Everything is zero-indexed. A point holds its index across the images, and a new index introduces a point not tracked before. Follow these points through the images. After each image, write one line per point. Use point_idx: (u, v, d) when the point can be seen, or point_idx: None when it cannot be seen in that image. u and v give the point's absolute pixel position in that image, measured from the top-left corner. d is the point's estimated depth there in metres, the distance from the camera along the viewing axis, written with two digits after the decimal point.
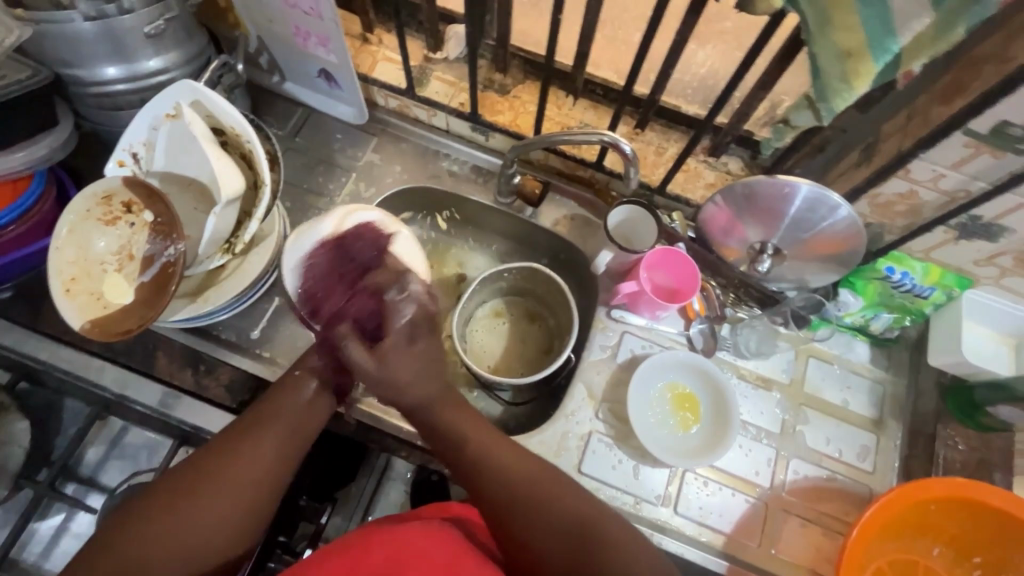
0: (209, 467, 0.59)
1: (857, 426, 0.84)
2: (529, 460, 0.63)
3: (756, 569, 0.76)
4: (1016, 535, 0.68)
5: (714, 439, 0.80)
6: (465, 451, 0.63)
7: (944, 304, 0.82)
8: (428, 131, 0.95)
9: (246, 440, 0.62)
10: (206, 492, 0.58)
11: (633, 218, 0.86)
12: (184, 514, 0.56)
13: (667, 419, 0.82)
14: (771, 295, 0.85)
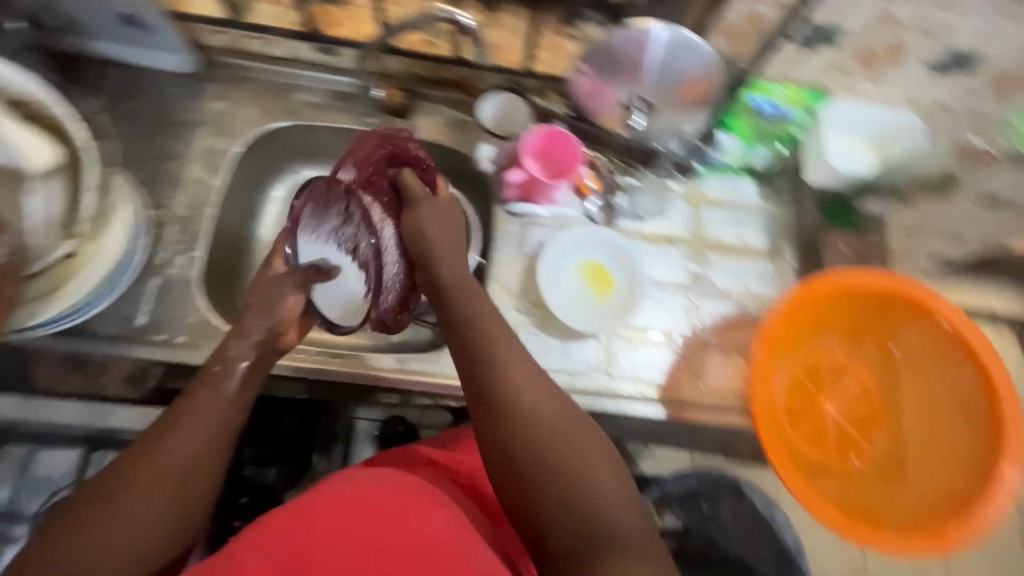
0: (121, 476, 0.48)
1: (755, 257, 0.90)
2: (517, 351, 0.54)
3: (692, 404, 0.82)
4: (898, 309, 0.75)
5: (626, 307, 0.84)
6: (458, 340, 0.55)
7: (810, 125, 0.85)
8: (271, 64, 0.87)
9: (162, 438, 0.51)
10: (121, 506, 0.47)
11: (506, 105, 0.84)
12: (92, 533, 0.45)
13: (584, 294, 0.84)
14: (657, 154, 0.87)
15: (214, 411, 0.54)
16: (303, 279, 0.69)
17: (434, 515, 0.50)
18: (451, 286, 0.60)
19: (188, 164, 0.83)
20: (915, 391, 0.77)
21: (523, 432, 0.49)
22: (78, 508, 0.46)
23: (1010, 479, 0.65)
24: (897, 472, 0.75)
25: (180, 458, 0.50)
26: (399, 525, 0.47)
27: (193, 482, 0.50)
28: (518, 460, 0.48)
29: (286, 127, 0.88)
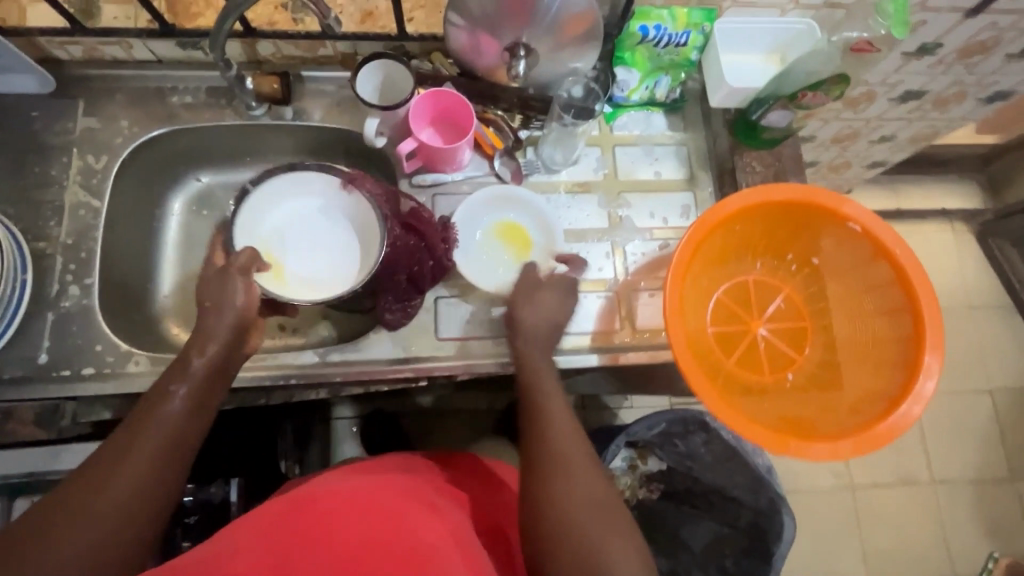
0: (104, 468, 0.54)
1: (673, 190, 0.89)
2: (577, 433, 0.65)
3: (625, 348, 0.82)
4: (810, 218, 0.73)
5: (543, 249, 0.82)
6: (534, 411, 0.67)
7: (705, 43, 0.83)
8: (137, 69, 0.82)
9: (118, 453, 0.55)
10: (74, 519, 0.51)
11: (387, 75, 0.79)
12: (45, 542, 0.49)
13: (501, 255, 0.82)
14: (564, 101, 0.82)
15: (167, 427, 0.58)
16: (248, 265, 0.71)
17: (428, 519, 0.60)
18: (539, 372, 0.71)
19: (65, 189, 0.78)
20: (843, 304, 0.77)
21: (564, 500, 0.60)
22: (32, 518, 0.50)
23: (930, 366, 0.65)
24: (835, 379, 0.75)
25: (132, 470, 0.54)
26: (394, 519, 0.58)
27: (147, 494, 0.54)
28: (551, 525, 0.59)
29: (165, 133, 0.83)
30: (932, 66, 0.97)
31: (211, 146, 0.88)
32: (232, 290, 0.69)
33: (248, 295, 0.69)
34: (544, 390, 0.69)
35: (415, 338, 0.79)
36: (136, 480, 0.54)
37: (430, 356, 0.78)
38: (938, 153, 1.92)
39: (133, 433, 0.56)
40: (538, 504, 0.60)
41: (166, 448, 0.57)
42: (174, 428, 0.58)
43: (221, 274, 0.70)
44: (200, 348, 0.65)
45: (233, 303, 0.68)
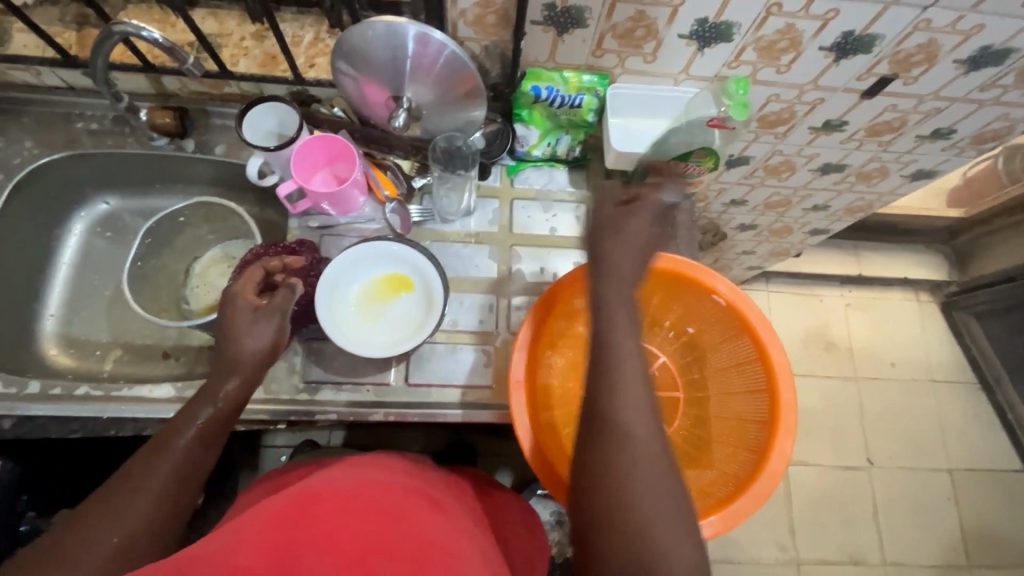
0: (121, 485, 0.52)
1: (568, 247, 0.88)
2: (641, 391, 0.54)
3: (498, 406, 0.79)
4: (680, 289, 0.72)
5: (421, 321, 0.76)
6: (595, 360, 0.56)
7: (601, 107, 0.83)
8: (47, 95, 0.84)
9: (117, 496, 0.51)
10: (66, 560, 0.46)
11: (278, 116, 0.81)
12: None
13: (388, 292, 0.77)
14: (460, 150, 0.84)
15: (171, 466, 0.55)
16: (284, 305, 0.69)
17: (437, 519, 0.57)
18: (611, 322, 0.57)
19: None
20: (717, 379, 0.75)
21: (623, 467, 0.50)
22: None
23: (780, 451, 0.63)
24: (701, 458, 0.73)
25: (136, 517, 0.50)
26: (399, 526, 0.53)
27: (158, 526, 0.52)
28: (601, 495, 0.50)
29: (62, 158, 0.84)
30: (844, 141, 0.97)
31: (116, 171, 0.89)
32: (256, 326, 0.67)
33: (275, 336, 0.68)
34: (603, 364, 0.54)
35: (279, 378, 0.77)
36: (139, 530, 0.50)
37: (294, 400, 0.77)
38: (906, 222, 1.83)
39: (131, 483, 0.52)
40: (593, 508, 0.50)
41: (170, 490, 0.54)
42: (178, 467, 0.56)
43: (261, 314, 0.68)
44: (224, 380, 0.64)
45: (256, 343, 0.66)
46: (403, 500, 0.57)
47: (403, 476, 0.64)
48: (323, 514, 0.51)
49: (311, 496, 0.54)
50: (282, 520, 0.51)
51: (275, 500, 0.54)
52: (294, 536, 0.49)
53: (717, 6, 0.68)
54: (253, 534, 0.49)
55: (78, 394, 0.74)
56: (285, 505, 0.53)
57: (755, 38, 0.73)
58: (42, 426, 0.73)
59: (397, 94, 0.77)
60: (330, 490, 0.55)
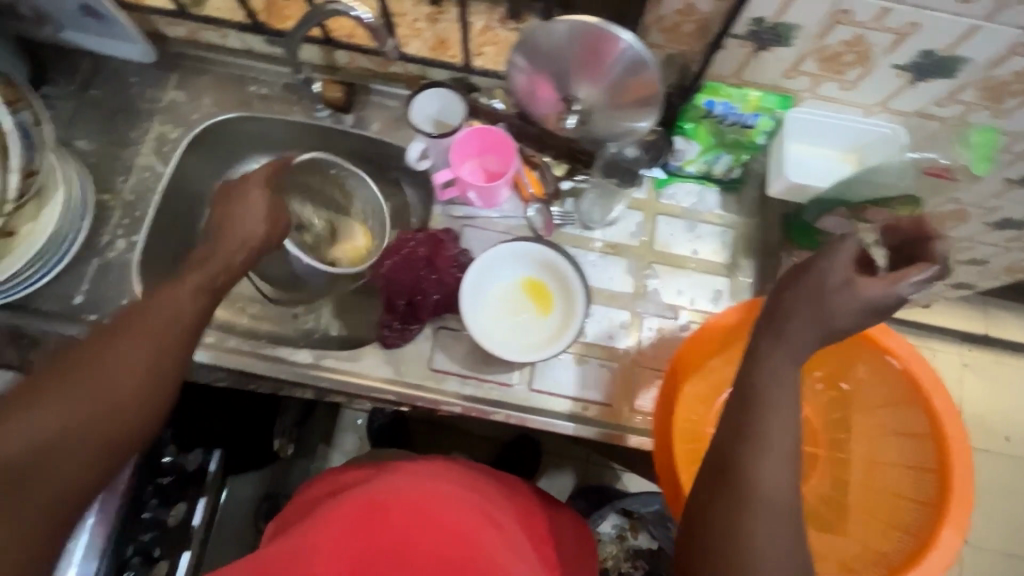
0: (118, 329, 0.56)
1: (709, 272, 0.84)
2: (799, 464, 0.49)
3: (617, 426, 0.77)
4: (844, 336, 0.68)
5: (552, 341, 0.74)
6: (749, 418, 0.50)
7: (775, 129, 0.78)
8: (228, 56, 0.89)
9: (114, 342, 0.55)
10: (64, 393, 0.52)
11: (441, 104, 0.81)
12: (42, 410, 0.50)
13: (532, 300, 0.77)
14: (623, 161, 0.82)
15: (168, 316, 0.59)
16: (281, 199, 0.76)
17: (493, 538, 0.60)
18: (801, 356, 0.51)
19: (140, 153, 0.85)
20: (866, 442, 0.69)
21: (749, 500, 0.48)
22: (27, 390, 0.52)
23: (944, 542, 0.57)
24: (837, 522, 0.68)
25: (130, 360, 0.55)
26: (465, 546, 0.57)
27: (154, 371, 0.56)
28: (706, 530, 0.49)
29: (233, 118, 0.89)
30: None
31: (275, 135, 0.93)
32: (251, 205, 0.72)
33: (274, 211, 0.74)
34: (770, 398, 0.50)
35: (409, 361, 0.78)
36: (132, 372, 0.55)
37: (420, 385, 0.78)
38: None
39: (122, 332, 0.56)
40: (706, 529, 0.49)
41: (168, 342, 0.58)
42: (175, 320, 0.59)
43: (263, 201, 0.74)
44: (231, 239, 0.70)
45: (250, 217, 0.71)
46: (465, 515, 0.61)
47: (463, 485, 0.66)
48: (387, 528, 0.57)
49: (377, 504, 0.59)
50: (356, 526, 0.57)
51: (341, 506, 0.60)
52: (359, 544, 0.56)
53: (953, 39, 0.60)
54: (331, 545, 0.56)
55: (229, 345, 0.78)
56: (353, 513, 0.58)
57: (983, 77, 0.65)
58: (193, 369, 0.78)
59: (567, 97, 0.76)
60: (397, 500, 0.60)
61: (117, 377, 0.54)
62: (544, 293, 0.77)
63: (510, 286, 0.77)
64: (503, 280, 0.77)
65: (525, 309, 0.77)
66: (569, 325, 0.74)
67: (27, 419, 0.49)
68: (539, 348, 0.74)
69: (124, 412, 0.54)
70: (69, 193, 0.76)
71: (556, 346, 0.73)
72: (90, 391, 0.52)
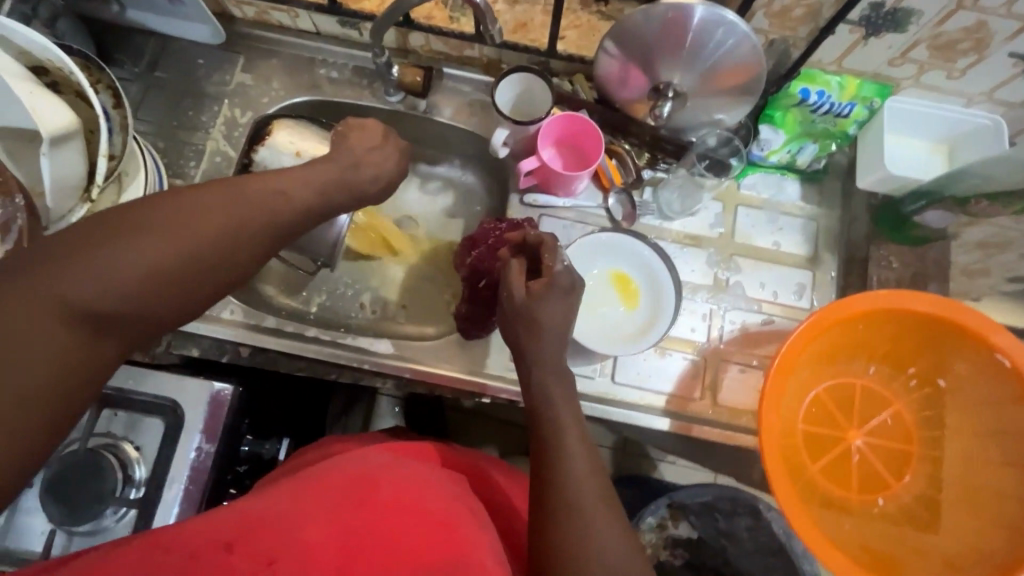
0: (222, 193, 0.50)
1: (791, 265, 0.82)
2: (600, 468, 0.52)
3: (702, 420, 0.76)
4: (942, 332, 0.65)
5: (641, 334, 0.74)
6: (545, 435, 0.54)
7: (868, 118, 0.76)
8: (297, 37, 0.86)
9: (211, 203, 0.49)
10: (147, 236, 0.46)
11: (525, 89, 0.79)
12: (117, 259, 0.44)
13: (620, 294, 0.77)
14: (718, 154, 0.79)
15: (269, 207, 0.53)
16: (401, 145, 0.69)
17: (477, 531, 0.53)
18: (549, 385, 0.58)
19: (210, 137, 0.83)
20: (960, 441, 0.68)
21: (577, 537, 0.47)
22: (119, 221, 0.46)
23: None
24: (929, 519, 0.67)
25: (219, 228, 0.49)
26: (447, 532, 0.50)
27: (240, 250, 0.50)
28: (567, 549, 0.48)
29: (303, 102, 0.87)
30: None
31: None
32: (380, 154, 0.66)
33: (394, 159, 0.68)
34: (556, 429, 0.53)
35: (491, 353, 0.77)
36: (216, 245, 0.48)
37: (501, 377, 0.77)
38: None
39: (223, 198, 0.50)
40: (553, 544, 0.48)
41: (261, 229, 0.52)
42: (274, 216, 0.53)
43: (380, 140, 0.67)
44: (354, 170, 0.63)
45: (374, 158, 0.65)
46: (450, 504, 0.54)
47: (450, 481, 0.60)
48: (373, 499, 0.51)
49: (366, 478, 0.53)
50: (341, 495, 0.51)
51: (327, 475, 0.54)
52: (341, 515, 0.49)
53: None
54: (313, 510, 0.50)
55: (308, 335, 0.77)
56: (339, 480, 0.53)
57: None
58: (272, 359, 0.78)
59: (657, 85, 0.74)
60: (386, 477, 0.54)
61: (195, 247, 0.47)
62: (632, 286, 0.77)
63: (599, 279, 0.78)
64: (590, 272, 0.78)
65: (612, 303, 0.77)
66: (658, 319, 0.75)
67: (107, 255, 0.44)
68: (628, 341, 0.74)
69: (190, 288, 0.48)
70: (147, 178, 0.75)
71: (646, 340, 0.74)
72: (160, 251, 0.46)
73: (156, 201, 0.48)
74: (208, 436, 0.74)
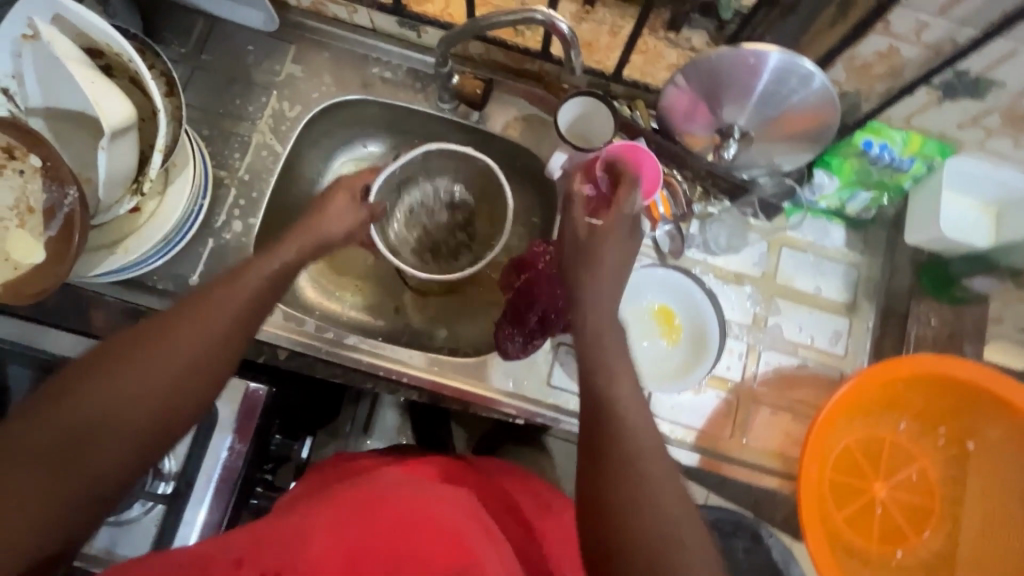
0: (206, 296, 0.51)
1: (830, 311, 0.82)
2: (655, 443, 0.47)
3: (729, 458, 0.78)
4: (966, 390, 0.67)
5: (682, 369, 0.76)
6: (594, 396, 0.50)
7: (925, 175, 0.77)
8: (352, 32, 0.84)
9: (193, 311, 0.50)
10: (134, 365, 0.46)
11: (586, 112, 0.77)
12: (114, 386, 0.45)
13: (663, 329, 0.79)
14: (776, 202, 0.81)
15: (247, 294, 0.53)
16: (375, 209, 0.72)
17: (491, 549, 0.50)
18: (608, 348, 0.52)
19: (256, 129, 0.81)
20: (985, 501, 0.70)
21: (634, 504, 0.44)
22: (106, 355, 0.47)
23: None
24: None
25: (203, 336, 0.49)
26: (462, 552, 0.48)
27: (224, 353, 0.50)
28: (625, 517, 0.43)
29: (353, 100, 0.84)
30: None
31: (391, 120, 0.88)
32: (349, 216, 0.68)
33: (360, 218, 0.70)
34: (608, 373, 0.50)
35: (528, 375, 0.77)
36: (202, 354, 0.49)
37: (535, 399, 0.76)
38: None
39: (206, 303, 0.51)
40: (605, 504, 0.44)
41: (245, 320, 0.52)
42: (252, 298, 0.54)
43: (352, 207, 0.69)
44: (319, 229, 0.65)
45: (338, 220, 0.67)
46: (463, 518, 0.52)
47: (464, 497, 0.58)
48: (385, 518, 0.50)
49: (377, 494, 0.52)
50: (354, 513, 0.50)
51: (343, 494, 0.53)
52: (355, 532, 0.49)
53: None
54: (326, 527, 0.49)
55: (346, 343, 0.76)
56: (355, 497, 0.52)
57: None
58: (310, 362, 0.78)
59: (722, 126, 0.74)
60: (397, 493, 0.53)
61: (181, 364, 0.48)
62: (675, 320, 0.79)
63: (643, 311, 0.79)
64: (636, 304, 0.79)
65: (654, 336, 0.78)
66: (700, 356, 0.76)
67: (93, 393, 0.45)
68: (668, 374, 0.76)
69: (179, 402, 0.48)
70: (195, 169, 0.73)
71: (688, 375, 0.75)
72: (150, 377, 0.46)
73: (144, 325, 0.49)
74: (239, 435, 0.73)
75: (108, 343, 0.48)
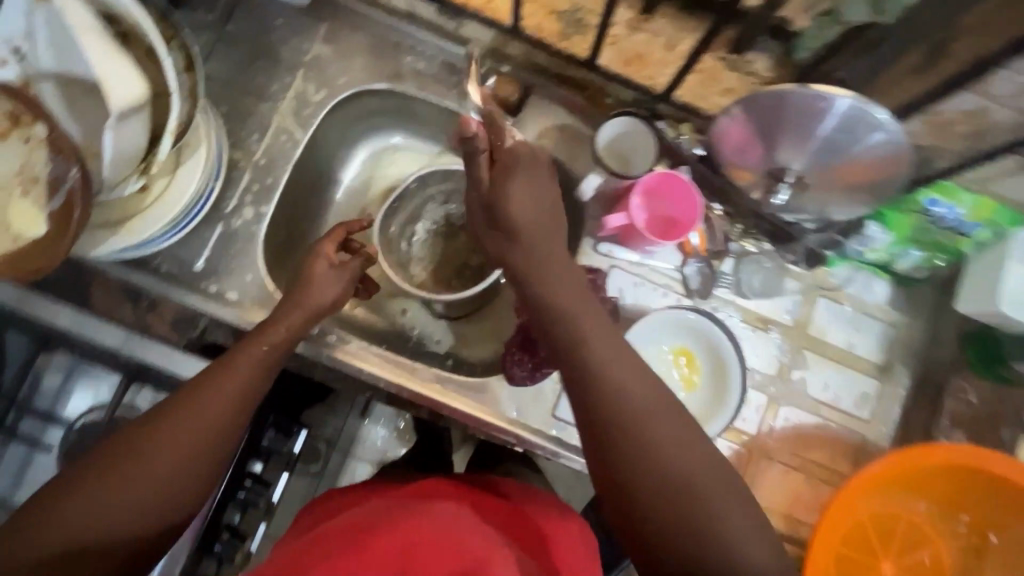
0: (197, 391, 0.52)
1: (860, 372, 0.77)
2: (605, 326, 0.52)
3: None
4: (989, 483, 0.63)
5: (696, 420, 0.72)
6: (544, 306, 0.52)
7: (987, 242, 0.70)
8: (388, 15, 0.78)
9: (184, 409, 0.51)
10: (125, 471, 0.48)
11: (627, 132, 0.71)
12: (103, 494, 0.47)
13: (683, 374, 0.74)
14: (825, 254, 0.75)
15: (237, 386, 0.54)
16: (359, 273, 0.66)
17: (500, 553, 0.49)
18: (551, 257, 0.53)
19: (278, 110, 0.77)
20: None
21: (612, 394, 0.48)
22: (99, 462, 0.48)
23: None
24: None
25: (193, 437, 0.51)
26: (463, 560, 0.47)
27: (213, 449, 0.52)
28: (604, 406, 0.48)
29: (381, 89, 0.79)
30: None
31: (419, 114, 0.83)
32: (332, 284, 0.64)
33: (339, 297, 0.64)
34: (545, 280, 0.52)
35: (533, 404, 0.73)
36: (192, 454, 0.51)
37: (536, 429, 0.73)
38: None
39: (196, 400, 0.52)
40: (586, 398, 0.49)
41: (238, 411, 0.54)
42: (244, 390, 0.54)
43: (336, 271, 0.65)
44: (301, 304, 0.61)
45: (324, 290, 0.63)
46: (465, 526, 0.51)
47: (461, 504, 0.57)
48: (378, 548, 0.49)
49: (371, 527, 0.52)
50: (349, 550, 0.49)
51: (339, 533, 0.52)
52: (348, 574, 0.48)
53: None
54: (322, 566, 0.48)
55: (349, 348, 0.73)
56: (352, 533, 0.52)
57: None
58: (309, 364, 0.75)
59: (775, 167, 0.68)
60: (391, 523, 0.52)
61: (169, 469, 0.49)
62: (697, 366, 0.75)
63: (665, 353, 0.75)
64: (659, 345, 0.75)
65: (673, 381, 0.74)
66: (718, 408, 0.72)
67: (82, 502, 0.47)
68: None
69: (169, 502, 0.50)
70: (211, 150, 0.69)
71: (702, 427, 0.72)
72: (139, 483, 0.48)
73: (136, 426, 0.51)
74: None
75: (97, 454, 0.49)
